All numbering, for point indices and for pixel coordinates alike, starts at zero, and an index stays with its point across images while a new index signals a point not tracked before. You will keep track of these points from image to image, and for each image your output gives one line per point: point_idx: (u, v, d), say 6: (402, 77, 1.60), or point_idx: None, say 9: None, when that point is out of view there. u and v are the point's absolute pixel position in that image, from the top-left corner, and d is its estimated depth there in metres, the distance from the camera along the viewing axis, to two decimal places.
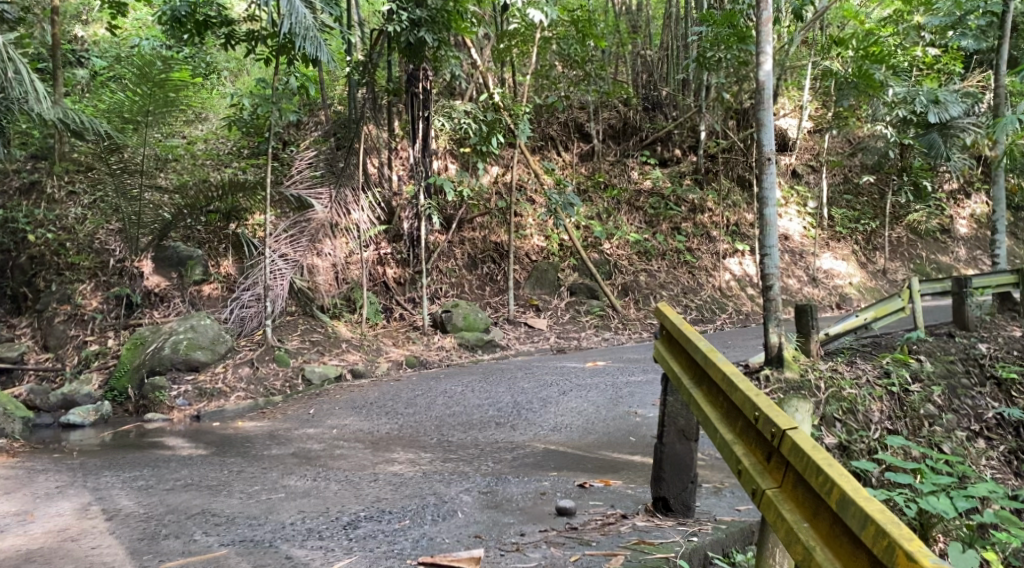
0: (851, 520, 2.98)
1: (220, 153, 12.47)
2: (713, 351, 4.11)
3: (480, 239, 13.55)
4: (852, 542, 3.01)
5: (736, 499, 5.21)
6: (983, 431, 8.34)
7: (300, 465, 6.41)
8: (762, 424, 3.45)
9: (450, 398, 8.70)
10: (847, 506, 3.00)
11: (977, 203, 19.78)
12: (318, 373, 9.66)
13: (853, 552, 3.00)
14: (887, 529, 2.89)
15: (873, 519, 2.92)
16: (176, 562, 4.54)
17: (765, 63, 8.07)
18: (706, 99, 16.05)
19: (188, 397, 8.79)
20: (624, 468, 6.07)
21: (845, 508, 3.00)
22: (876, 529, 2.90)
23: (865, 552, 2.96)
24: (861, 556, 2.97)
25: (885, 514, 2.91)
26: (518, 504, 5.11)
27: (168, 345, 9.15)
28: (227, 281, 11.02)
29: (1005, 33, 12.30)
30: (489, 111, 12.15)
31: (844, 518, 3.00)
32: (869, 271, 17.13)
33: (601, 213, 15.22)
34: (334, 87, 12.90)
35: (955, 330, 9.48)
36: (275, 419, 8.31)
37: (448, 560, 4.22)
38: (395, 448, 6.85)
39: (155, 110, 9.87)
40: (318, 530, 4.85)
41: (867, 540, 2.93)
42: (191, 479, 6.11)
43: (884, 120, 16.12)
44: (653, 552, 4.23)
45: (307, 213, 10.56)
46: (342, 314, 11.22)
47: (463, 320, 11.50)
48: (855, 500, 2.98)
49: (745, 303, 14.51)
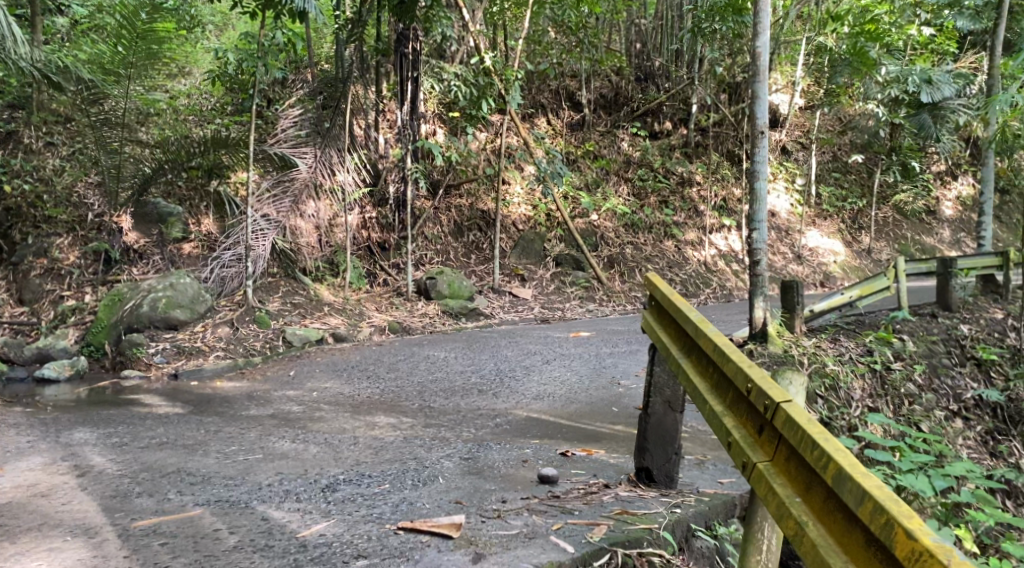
0: (848, 496, 2.82)
1: (202, 109, 12.16)
2: (704, 322, 4.03)
3: (467, 207, 13.43)
4: (847, 519, 2.86)
5: (719, 472, 5.16)
6: (961, 411, 8.28)
7: (278, 426, 6.31)
8: (755, 395, 3.35)
9: (432, 364, 8.64)
10: (844, 482, 2.85)
11: (964, 185, 19.86)
12: (300, 336, 9.51)
13: (847, 528, 2.86)
14: (886, 506, 2.72)
15: (870, 495, 2.76)
16: (149, 521, 4.43)
17: (762, 33, 7.93)
18: (699, 71, 15.85)
19: (167, 354, 8.65)
20: (607, 438, 6.02)
21: (842, 484, 2.85)
22: (873, 505, 2.74)
23: (860, 528, 2.81)
24: (856, 532, 2.82)
25: (884, 490, 2.75)
26: (500, 470, 5.05)
27: (146, 303, 8.99)
28: (207, 240, 10.95)
29: (1002, 14, 12.17)
30: (480, 76, 11.99)
31: (839, 493, 2.85)
32: (854, 249, 17.17)
33: (590, 183, 15.05)
34: (321, 45, 12.68)
35: (938, 311, 9.52)
36: (255, 379, 8.22)
37: (429, 526, 4.14)
38: (376, 413, 6.77)
39: (138, 62, 9.69)
40: (296, 492, 4.76)
41: (864, 517, 2.77)
42: (166, 437, 5.99)
43: (875, 98, 15.99)
44: (636, 523, 4.16)
45: (290, 172, 10.36)
46: (325, 277, 11.09)
47: (447, 288, 11.38)
48: (852, 476, 2.82)
49: (729, 279, 14.45)
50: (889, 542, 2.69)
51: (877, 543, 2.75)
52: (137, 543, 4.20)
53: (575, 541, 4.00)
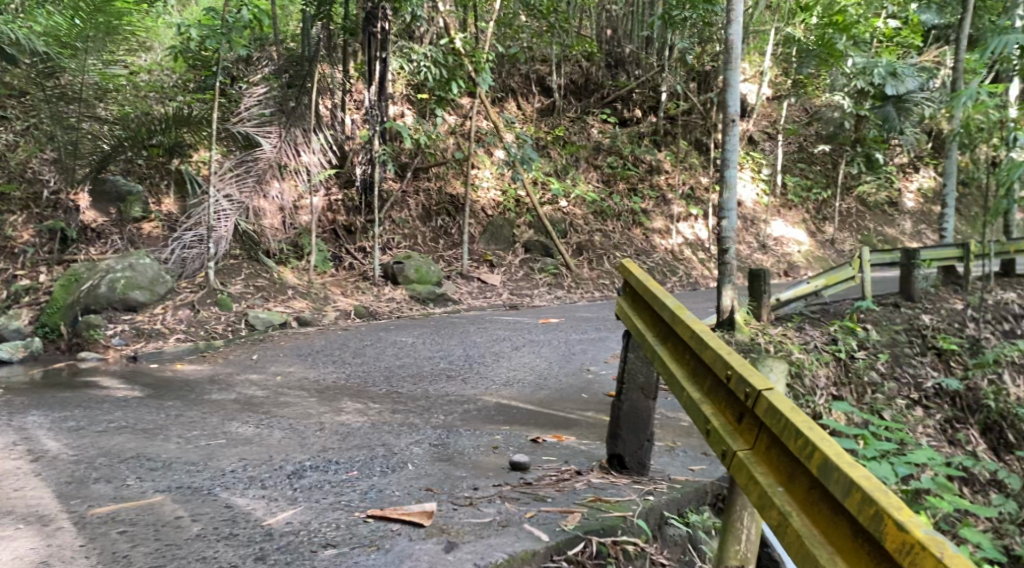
0: (834, 486, 2.76)
1: (165, 86, 11.87)
2: (680, 308, 3.97)
3: (436, 191, 13.30)
4: (832, 509, 2.81)
5: (689, 459, 5.12)
6: (921, 399, 8.31)
7: (241, 411, 6.15)
8: (735, 383, 3.30)
9: (400, 350, 8.52)
10: (829, 472, 2.79)
11: (925, 177, 20.12)
12: (263, 320, 9.32)
13: (832, 520, 2.81)
14: (873, 497, 2.66)
15: (857, 486, 2.70)
16: (106, 508, 4.28)
17: (735, 21, 7.91)
18: (669, 59, 15.74)
19: (125, 336, 8.44)
20: (577, 425, 5.97)
21: (827, 474, 2.79)
22: (860, 495, 2.68)
23: (846, 519, 2.75)
24: (842, 524, 2.77)
25: (871, 481, 2.69)
26: (471, 457, 4.97)
27: (104, 283, 8.76)
28: (169, 220, 10.66)
29: (967, 8, 12.30)
30: (449, 56, 11.81)
31: (825, 483, 2.80)
32: (818, 240, 17.41)
33: (560, 169, 14.96)
34: (287, 24, 12.53)
35: (901, 302, 9.62)
36: (217, 363, 8.04)
37: (399, 514, 4.05)
38: (343, 398, 6.65)
39: (96, 35, 9.39)
40: (261, 479, 4.63)
41: (851, 507, 2.71)
42: (125, 421, 5.81)
43: (842, 90, 16.15)
44: (610, 510, 4.10)
45: (254, 152, 10.15)
46: (288, 260, 10.88)
47: (415, 273, 11.26)
48: (837, 466, 2.77)
49: (695, 267, 14.49)
50: (877, 533, 2.63)
51: (864, 535, 2.70)
52: (94, 531, 4.04)
53: (549, 529, 3.93)
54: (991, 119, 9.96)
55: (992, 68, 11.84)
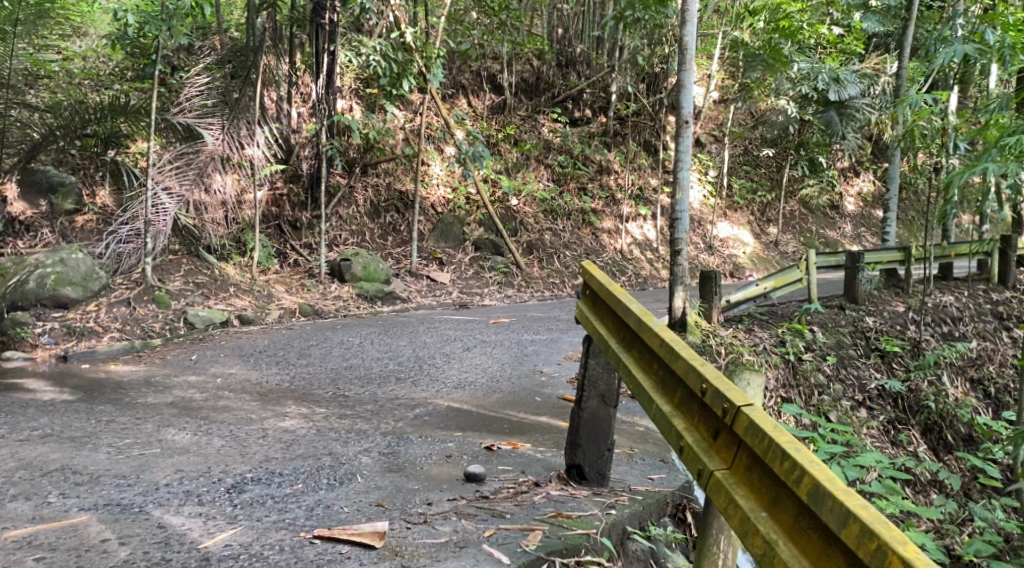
0: (828, 516, 2.64)
1: (100, 73, 11.43)
2: (647, 314, 3.83)
3: (384, 187, 13.01)
4: (823, 539, 2.68)
5: (648, 467, 4.96)
6: (865, 401, 8.33)
7: (178, 417, 5.83)
8: (711, 397, 3.16)
9: (347, 350, 8.25)
10: (822, 500, 2.66)
11: (865, 181, 20.56)
12: (202, 318, 8.95)
13: (824, 550, 2.68)
14: (874, 529, 2.54)
15: (856, 517, 2.57)
16: (24, 530, 3.96)
17: (689, 22, 7.81)
18: (620, 60, 15.77)
19: (54, 335, 7.98)
20: (532, 430, 5.78)
21: (819, 501, 2.67)
22: (859, 528, 2.56)
23: (841, 550, 2.63)
24: (836, 555, 2.64)
25: (870, 511, 2.57)
26: (423, 468, 4.76)
27: (32, 279, 8.30)
28: (104, 213, 10.22)
29: (910, 16, 12.38)
30: (399, 51, 11.32)
31: (818, 513, 2.67)
32: (763, 242, 17.69)
33: (510, 167, 14.79)
34: (230, 14, 12.20)
35: (846, 304, 9.63)
36: (152, 363, 7.65)
37: (348, 535, 3.82)
38: (287, 402, 6.36)
39: (27, 20, 8.96)
40: (198, 494, 4.35)
41: (848, 540, 2.58)
42: (51, 429, 5.44)
43: (788, 94, 16.00)
44: (573, 527, 3.94)
45: (196, 144, 9.75)
46: (230, 256, 10.48)
47: (362, 270, 10.95)
48: (830, 493, 2.64)
49: (644, 267, 14.53)
50: None
51: None
52: (9, 558, 3.73)
53: (509, 550, 3.75)
54: (933, 125, 10.00)
55: (931, 76, 11.92)
